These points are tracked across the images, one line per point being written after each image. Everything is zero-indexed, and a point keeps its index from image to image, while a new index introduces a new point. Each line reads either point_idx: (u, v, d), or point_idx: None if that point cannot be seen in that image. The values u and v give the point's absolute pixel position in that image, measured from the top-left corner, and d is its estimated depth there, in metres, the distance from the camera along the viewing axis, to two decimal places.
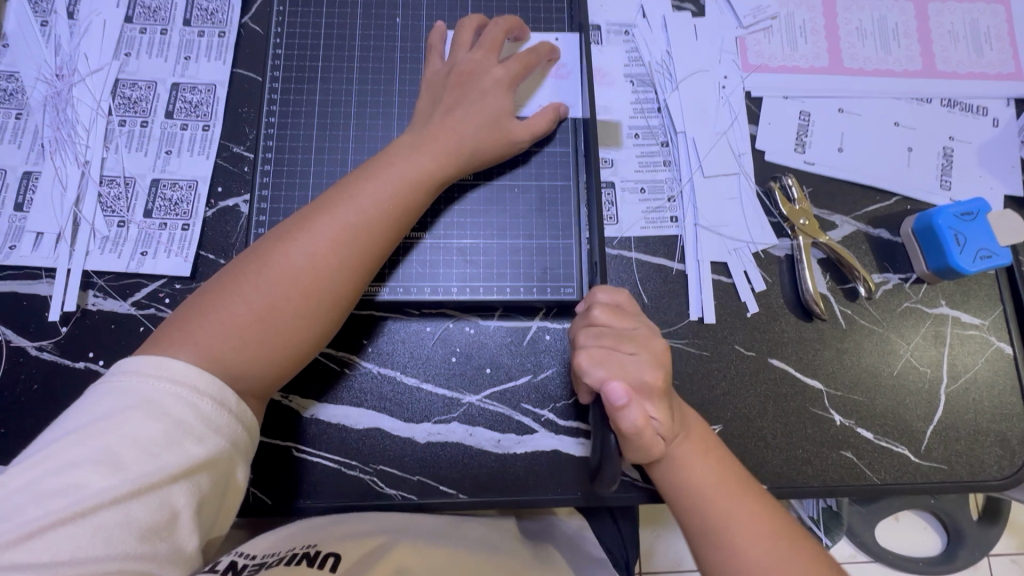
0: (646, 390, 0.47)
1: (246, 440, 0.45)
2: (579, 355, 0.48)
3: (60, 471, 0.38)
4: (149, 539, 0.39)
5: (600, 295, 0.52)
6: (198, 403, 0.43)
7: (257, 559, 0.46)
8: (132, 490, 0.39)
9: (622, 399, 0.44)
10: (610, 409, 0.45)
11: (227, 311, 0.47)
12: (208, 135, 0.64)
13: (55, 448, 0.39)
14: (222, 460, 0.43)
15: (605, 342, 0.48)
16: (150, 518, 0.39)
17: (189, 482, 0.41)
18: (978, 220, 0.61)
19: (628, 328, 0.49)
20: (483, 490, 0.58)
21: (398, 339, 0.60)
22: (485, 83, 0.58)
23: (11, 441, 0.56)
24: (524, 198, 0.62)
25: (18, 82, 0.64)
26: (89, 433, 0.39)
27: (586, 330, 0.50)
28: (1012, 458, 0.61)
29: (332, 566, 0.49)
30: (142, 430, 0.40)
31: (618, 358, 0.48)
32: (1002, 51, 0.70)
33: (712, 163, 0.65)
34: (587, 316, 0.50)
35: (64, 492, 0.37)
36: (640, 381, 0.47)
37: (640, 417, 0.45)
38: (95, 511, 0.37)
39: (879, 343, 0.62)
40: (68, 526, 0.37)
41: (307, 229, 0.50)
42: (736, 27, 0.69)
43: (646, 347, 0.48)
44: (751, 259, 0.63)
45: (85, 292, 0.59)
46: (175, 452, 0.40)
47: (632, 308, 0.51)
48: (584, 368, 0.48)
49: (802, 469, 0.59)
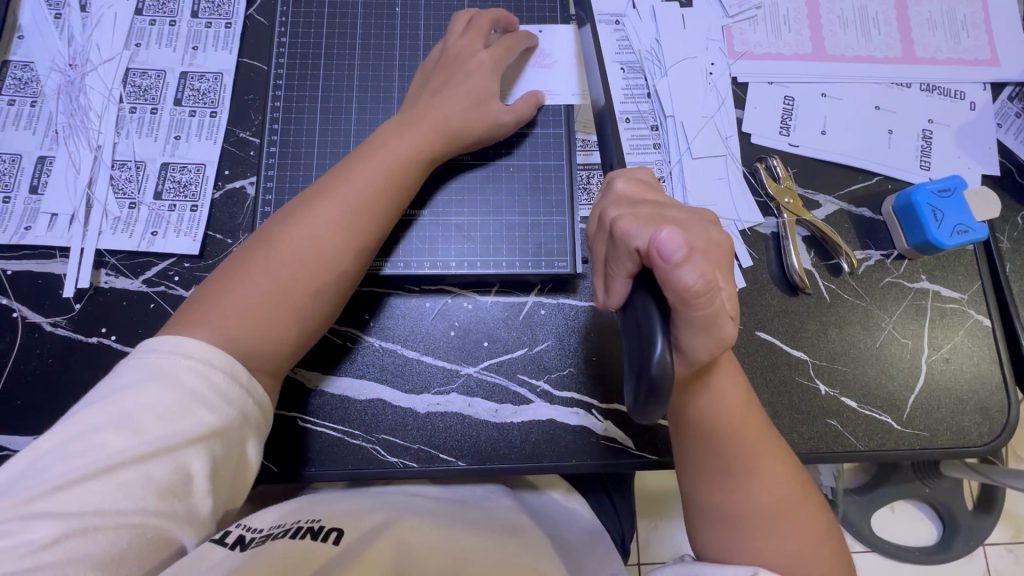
0: (706, 250, 0.39)
1: (257, 413, 0.48)
2: (621, 221, 0.41)
3: (85, 434, 0.40)
4: (167, 497, 0.41)
5: (617, 172, 0.48)
6: (210, 375, 0.45)
7: (264, 532, 0.47)
8: (151, 451, 0.41)
9: (680, 252, 0.37)
10: (666, 268, 0.37)
11: (237, 294, 0.49)
12: (215, 120, 0.66)
13: (80, 415, 0.41)
14: (233, 429, 0.45)
15: (645, 209, 0.43)
16: (167, 478, 0.41)
17: (203, 448, 0.43)
18: (954, 196, 0.63)
19: (655, 200, 0.46)
20: (481, 459, 0.60)
21: (398, 313, 0.63)
22: (471, 66, 0.61)
23: (27, 413, 0.58)
24: (519, 177, 0.65)
25: (33, 72, 0.67)
26: (110, 402, 0.42)
27: (614, 202, 0.45)
28: (991, 425, 0.63)
29: (335, 539, 0.48)
30: (158, 398, 0.42)
31: (664, 219, 0.41)
32: (978, 38, 0.73)
33: (700, 146, 0.68)
34: (610, 190, 0.46)
35: (88, 452, 0.40)
36: (702, 239, 0.40)
37: (703, 272, 0.37)
38: (117, 469, 0.40)
39: (862, 317, 0.65)
40: (93, 481, 0.39)
41: (309, 212, 0.53)
42: (722, 16, 0.72)
43: (692, 214, 0.43)
44: (739, 237, 0.66)
45: (98, 270, 0.62)
46: (189, 419, 0.42)
47: (656, 185, 0.48)
48: (630, 231, 0.40)
49: (789, 437, 0.61)
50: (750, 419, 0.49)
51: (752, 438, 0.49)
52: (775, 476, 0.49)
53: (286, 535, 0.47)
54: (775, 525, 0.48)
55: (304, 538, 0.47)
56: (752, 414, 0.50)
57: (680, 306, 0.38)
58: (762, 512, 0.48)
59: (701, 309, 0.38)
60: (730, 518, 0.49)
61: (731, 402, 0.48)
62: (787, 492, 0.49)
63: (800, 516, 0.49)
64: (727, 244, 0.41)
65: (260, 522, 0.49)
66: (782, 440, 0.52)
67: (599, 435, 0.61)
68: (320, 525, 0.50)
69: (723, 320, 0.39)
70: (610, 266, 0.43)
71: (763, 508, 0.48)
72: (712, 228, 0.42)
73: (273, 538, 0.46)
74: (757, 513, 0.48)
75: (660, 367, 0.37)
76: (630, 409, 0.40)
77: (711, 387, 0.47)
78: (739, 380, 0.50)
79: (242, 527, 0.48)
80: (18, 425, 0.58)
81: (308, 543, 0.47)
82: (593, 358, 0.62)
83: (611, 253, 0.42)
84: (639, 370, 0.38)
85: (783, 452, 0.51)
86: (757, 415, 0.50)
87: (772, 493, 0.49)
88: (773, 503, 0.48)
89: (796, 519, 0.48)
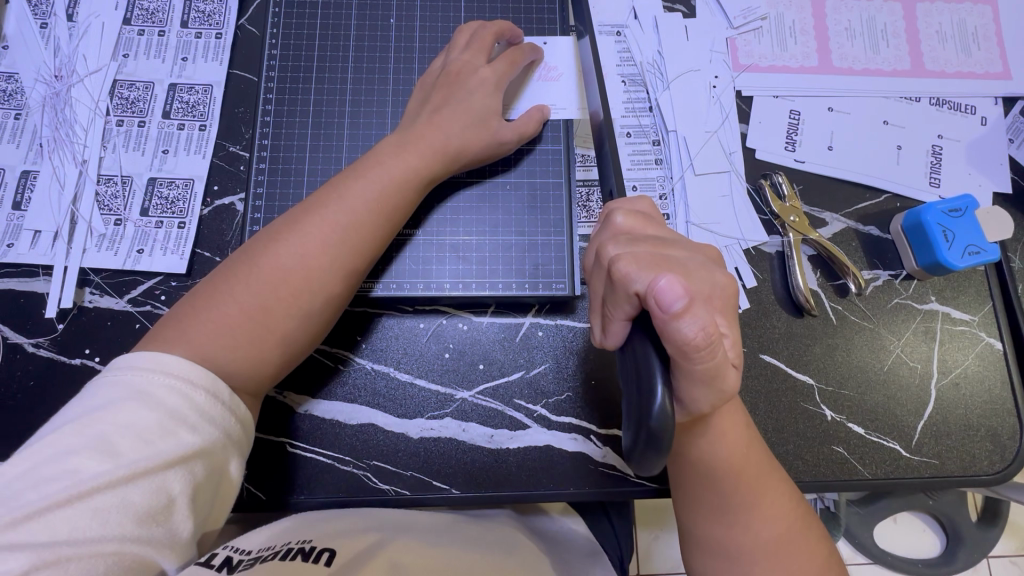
0: (708, 297, 0.40)
1: (240, 433, 0.46)
2: (620, 260, 0.40)
3: (56, 458, 0.38)
4: (146, 523, 0.39)
5: (617, 204, 0.47)
6: (191, 394, 0.43)
7: (252, 554, 0.44)
8: (128, 475, 0.39)
9: (680, 303, 0.36)
10: (664, 318, 0.37)
11: (218, 313, 0.47)
12: (204, 134, 0.65)
13: (50, 438, 0.39)
14: (215, 449, 0.43)
15: (644, 248, 0.42)
16: (146, 503, 0.39)
17: (184, 470, 0.41)
18: (965, 216, 0.61)
19: (656, 235, 0.45)
20: (476, 486, 0.58)
21: (391, 335, 0.61)
22: (473, 82, 0.59)
23: (7, 438, 0.57)
24: (517, 195, 0.63)
25: (18, 83, 0.65)
26: (84, 423, 0.39)
27: (617, 237, 0.44)
28: (1002, 453, 0.61)
29: (326, 560, 0.46)
30: (136, 419, 0.40)
31: (666, 261, 0.41)
32: (989, 51, 0.71)
33: (703, 162, 0.66)
34: (610, 224, 0.45)
35: (60, 477, 0.37)
36: (705, 285, 0.40)
37: (704, 324, 0.36)
38: (91, 495, 0.37)
39: (869, 339, 0.63)
40: (65, 508, 0.37)
41: (297, 230, 0.51)
42: (727, 27, 0.70)
43: (693, 254, 0.43)
44: (742, 256, 0.64)
45: (82, 289, 0.60)
46: (169, 440, 0.40)
47: (657, 218, 0.47)
48: (630, 275, 0.39)
49: (793, 464, 0.59)
50: (751, 449, 0.48)
51: (753, 468, 0.47)
52: (776, 508, 0.47)
53: (277, 557, 0.44)
54: (780, 560, 0.46)
55: (293, 560, 0.45)
56: (751, 444, 0.48)
57: (680, 358, 0.37)
58: (763, 546, 0.46)
59: (702, 360, 0.37)
60: (729, 552, 0.47)
61: (732, 434, 0.47)
62: (791, 525, 0.47)
63: (805, 550, 0.46)
64: (729, 289, 0.42)
65: (249, 543, 0.46)
66: (783, 471, 0.51)
67: (597, 462, 0.59)
68: (312, 546, 0.47)
69: (724, 370, 0.39)
70: (609, 307, 0.42)
71: (765, 542, 0.46)
72: (714, 271, 0.42)
73: (263, 560, 0.43)
74: (759, 546, 0.46)
75: (661, 419, 0.35)
76: (627, 458, 0.39)
77: (714, 420, 0.46)
78: (737, 411, 0.49)
79: (231, 548, 0.44)
80: None
81: (298, 565, 0.44)
82: (592, 382, 0.60)
83: (610, 294, 0.41)
84: (637, 424, 0.36)
85: (785, 483, 0.49)
86: (757, 446, 0.49)
87: (775, 525, 0.47)
88: (775, 537, 0.46)
89: (800, 553, 0.46)
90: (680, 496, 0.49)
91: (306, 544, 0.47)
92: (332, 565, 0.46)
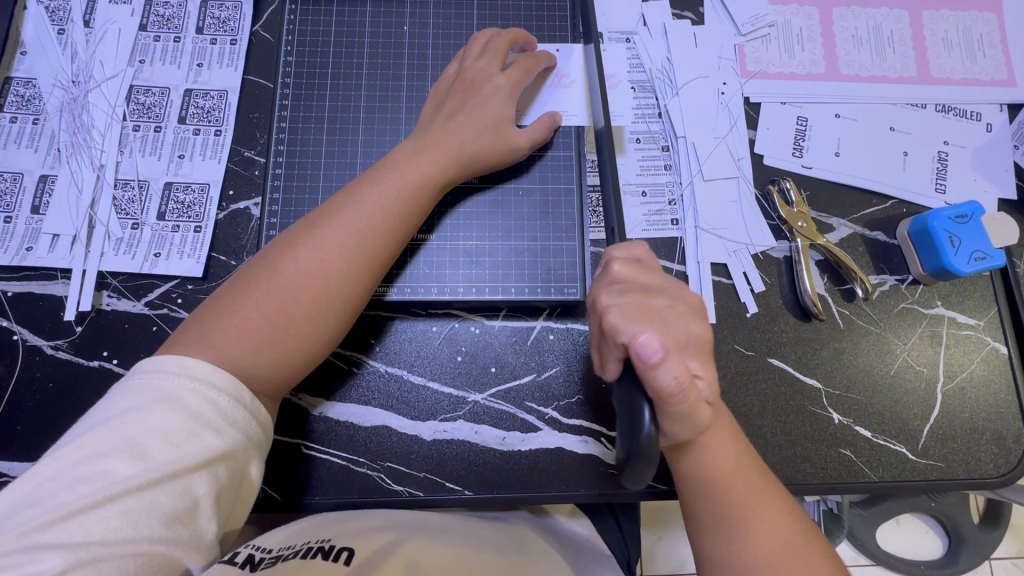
0: (685, 345, 0.42)
1: (261, 435, 0.46)
2: (608, 313, 0.43)
3: (87, 460, 0.39)
4: (173, 524, 0.40)
5: (615, 251, 0.49)
6: (214, 398, 0.44)
7: (273, 553, 0.45)
8: (156, 477, 0.40)
9: (657, 355, 0.39)
10: (643, 368, 0.39)
11: (239, 317, 0.48)
12: (219, 139, 0.65)
13: (80, 440, 0.40)
14: (238, 452, 0.44)
15: (633, 297, 0.44)
16: (172, 504, 0.40)
17: (208, 472, 0.42)
18: (972, 222, 0.62)
19: (649, 282, 0.46)
20: (489, 487, 0.59)
21: (405, 338, 0.62)
22: (487, 89, 0.60)
23: (27, 438, 0.57)
24: (529, 200, 0.64)
25: (35, 89, 0.66)
26: (112, 426, 0.40)
27: (609, 286, 0.46)
28: (1007, 456, 0.62)
29: (346, 559, 0.47)
30: (162, 422, 0.41)
31: (651, 311, 0.43)
32: (995, 58, 0.71)
33: (712, 168, 0.67)
34: (608, 272, 0.47)
35: (91, 479, 0.38)
36: (683, 335, 0.42)
37: (678, 374, 0.39)
38: (121, 497, 0.38)
39: (876, 343, 0.64)
40: (98, 510, 0.38)
41: (314, 234, 0.51)
42: (735, 34, 0.71)
43: (677, 303, 0.44)
44: (750, 261, 0.65)
45: (100, 292, 0.61)
46: (194, 443, 0.41)
47: (652, 262, 0.48)
48: (616, 326, 0.42)
49: (801, 467, 0.60)
50: (741, 470, 0.49)
51: (740, 488, 0.48)
52: (782, 513, 0.48)
53: (297, 556, 0.45)
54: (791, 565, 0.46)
55: (313, 559, 0.45)
56: (745, 467, 0.49)
57: (660, 404, 0.40)
58: (774, 551, 0.46)
59: (677, 404, 0.40)
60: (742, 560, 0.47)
61: (720, 452, 0.49)
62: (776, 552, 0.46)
63: (815, 556, 0.47)
64: (708, 335, 0.44)
65: (270, 542, 0.47)
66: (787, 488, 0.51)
67: (608, 464, 0.60)
68: (331, 545, 0.48)
69: (699, 408, 0.41)
70: (602, 348, 0.45)
71: (774, 546, 0.46)
72: (693, 320, 0.44)
73: (283, 560, 0.44)
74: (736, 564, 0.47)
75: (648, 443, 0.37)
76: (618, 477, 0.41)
77: (702, 439, 0.49)
78: (734, 433, 0.51)
79: (252, 547, 0.45)
80: (17, 450, 0.57)
81: (319, 563, 0.45)
82: (602, 386, 0.61)
83: (602, 339, 0.44)
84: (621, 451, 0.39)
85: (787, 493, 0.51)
86: (758, 460, 0.51)
87: (768, 541, 0.47)
88: (784, 541, 0.47)
89: (810, 559, 0.46)
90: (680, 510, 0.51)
91: (325, 543, 0.47)
92: (351, 564, 0.47)
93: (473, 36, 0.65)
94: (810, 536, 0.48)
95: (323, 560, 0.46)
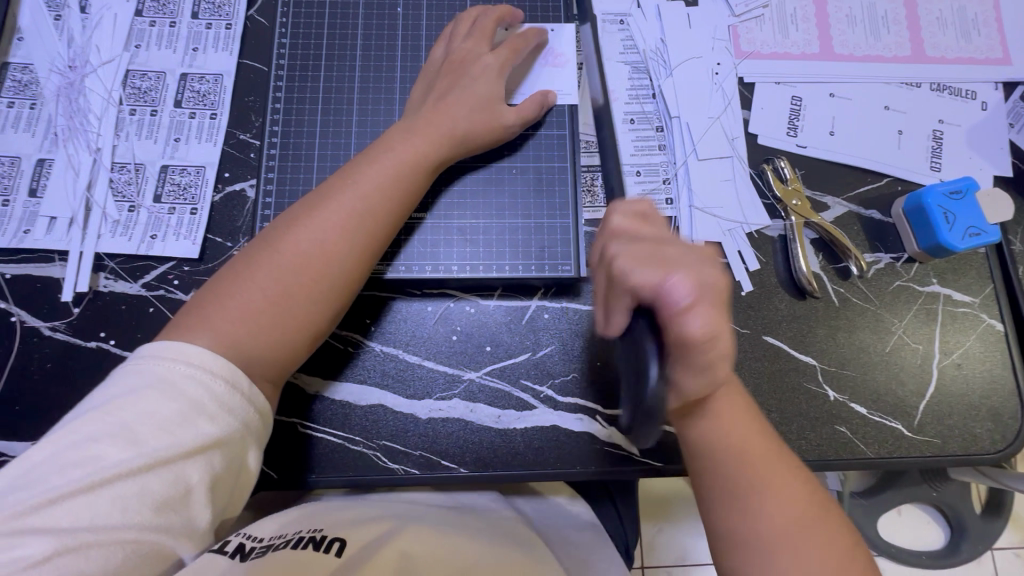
0: (708, 290, 0.39)
1: (259, 422, 0.46)
2: (618, 259, 0.42)
3: (81, 445, 0.39)
4: (164, 511, 0.40)
5: (618, 207, 0.48)
6: (210, 384, 0.44)
7: (264, 542, 0.46)
8: (149, 463, 0.40)
9: (686, 298, 0.37)
10: (670, 313, 0.38)
11: (239, 300, 0.49)
12: (215, 122, 0.66)
13: (76, 424, 0.40)
14: (234, 440, 0.44)
15: (642, 246, 0.43)
16: (164, 492, 0.40)
17: (202, 459, 0.42)
18: (966, 198, 0.62)
19: (652, 233, 0.46)
20: (484, 465, 0.59)
21: (400, 318, 0.62)
22: (475, 70, 0.60)
23: (24, 418, 0.58)
24: (523, 179, 0.64)
25: (32, 74, 0.66)
26: (108, 411, 0.41)
27: (609, 238, 0.46)
28: (1004, 433, 0.62)
29: (336, 551, 0.47)
30: (157, 408, 0.41)
31: (662, 258, 0.41)
32: (989, 37, 0.71)
33: (706, 148, 0.67)
34: (609, 226, 0.47)
35: (82, 463, 0.39)
36: (702, 280, 0.39)
37: (708, 322, 0.37)
38: (112, 482, 0.39)
39: (872, 321, 0.64)
40: (88, 495, 0.38)
41: (313, 217, 0.52)
42: (729, 15, 0.71)
43: (689, 252, 0.42)
44: (745, 240, 0.65)
45: (97, 274, 0.61)
46: (189, 430, 0.41)
47: (655, 219, 0.48)
48: (628, 270, 0.41)
49: (796, 443, 0.60)
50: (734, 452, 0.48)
51: (726, 479, 0.48)
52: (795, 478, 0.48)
53: (288, 547, 0.46)
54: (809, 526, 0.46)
55: (304, 549, 0.46)
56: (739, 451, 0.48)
57: (681, 354, 0.38)
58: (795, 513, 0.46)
59: (703, 355, 0.38)
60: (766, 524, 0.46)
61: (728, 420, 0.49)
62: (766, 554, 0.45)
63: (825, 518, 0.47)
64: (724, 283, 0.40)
65: (262, 530, 0.48)
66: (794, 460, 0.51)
67: (603, 441, 0.60)
68: (323, 535, 0.49)
69: (721, 363, 0.39)
70: (611, 300, 0.44)
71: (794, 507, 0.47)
72: (711, 267, 0.41)
73: (273, 550, 0.45)
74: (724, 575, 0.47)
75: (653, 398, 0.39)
76: (628, 435, 0.43)
77: (696, 418, 0.49)
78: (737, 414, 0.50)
79: (245, 535, 0.46)
80: (14, 431, 0.58)
81: (304, 552, 0.45)
82: (597, 363, 0.61)
83: (611, 289, 0.43)
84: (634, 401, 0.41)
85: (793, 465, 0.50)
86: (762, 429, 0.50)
87: (787, 507, 0.47)
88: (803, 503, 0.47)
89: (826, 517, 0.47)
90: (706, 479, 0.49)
91: (317, 533, 0.48)
92: (341, 556, 0.47)
93: (461, 16, 0.65)
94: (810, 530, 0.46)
95: (314, 551, 0.46)
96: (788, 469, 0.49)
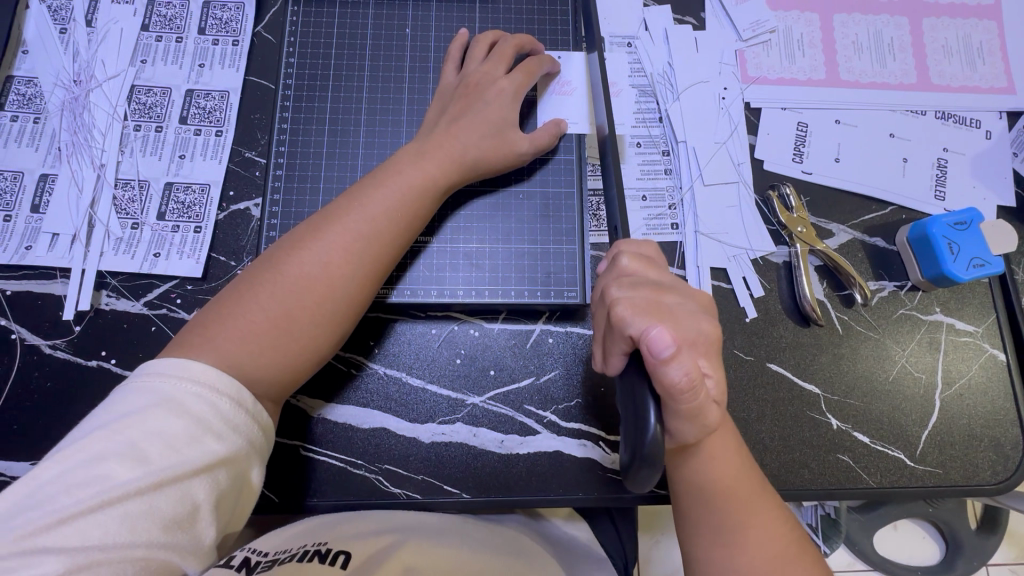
0: (693, 342, 0.42)
1: (262, 439, 0.46)
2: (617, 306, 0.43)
3: (87, 464, 0.38)
4: (172, 529, 0.39)
5: (626, 246, 0.49)
6: (216, 402, 0.43)
7: (270, 556, 0.44)
8: (156, 482, 0.38)
9: (666, 351, 0.39)
10: (652, 362, 0.40)
11: (243, 319, 0.48)
12: (220, 140, 0.65)
13: (81, 443, 0.39)
14: (239, 457, 0.43)
15: (643, 293, 0.44)
16: (171, 510, 0.39)
17: (209, 477, 0.41)
18: (971, 229, 0.62)
19: (657, 278, 0.46)
20: (486, 490, 0.58)
21: (404, 340, 0.62)
22: (490, 94, 0.60)
23: (22, 438, 0.57)
24: (529, 204, 0.64)
25: (37, 88, 0.66)
26: (112, 429, 0.39)
27: (615, 279, 0.47)
28: (1005, 462, 0.62)
29: (342, 563, 0.46)
30: (163, 425, 0.40)
31: (660, 308, 0.43)
32: (994, 66, 0.72)
33: (712, 173, 0.67)
34: (615, 267, 0.47)
35: (92, 482, 0.37)
36: (691, 333, 0.42)
37: (688, 370, 0.39)
38: (121, 500, 0.37)
39: (874, 348, 0.64)
40: (97, 513, 0.37)
41: (318, 238, 0.51)
42: (736, 40, 0.71)
43: (687, 300, 0.45)
44: (750, 266, 0.65)
45: (99, 292, 0.61)
46: (196, 448, 0.40)
47: (660, 261, 0.49)
48: (624, 320, 0.42)
49: (800, 473, 0.60)
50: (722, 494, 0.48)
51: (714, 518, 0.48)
52: (778, 517, 0.48)
53: (293, 560, 0.45)
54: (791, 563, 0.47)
55: (310, 563, 0.45)
56: (727, 491, 0.48)
57: (667, 399, 0.40)
58: (777, 555, 0.47)
59: (686, 402, 0.40)
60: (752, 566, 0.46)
61: (719, 461, 0.48)
62: None
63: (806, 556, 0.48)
64: (716, 334, 0.44)
65: (267, 544, 0.46)
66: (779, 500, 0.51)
67: (606, 467, 0.60)
68: (327, 549, 0.48)
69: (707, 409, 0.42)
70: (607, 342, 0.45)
71: (777, 549, 0.47)
72: (703, 319, 0.44)
73: (279, 564, 0.44)
74: None
75: (653, 446, 0.37)
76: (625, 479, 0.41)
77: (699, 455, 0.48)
78: (729, 454, 0.49)
79: (249, 550, 0.45)
80: (13, 450, 0.57)
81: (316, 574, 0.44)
82: (601, 390, 0.61)
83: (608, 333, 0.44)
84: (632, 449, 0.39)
85: (776, 503, 0.50)
86: (751, 467, 0.50)
87: (770, 547, 0.47)
88: (785, 544, 0.47)
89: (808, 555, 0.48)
90: (694, 518, 0.49)
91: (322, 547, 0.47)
92: (348, 567, 0.46)
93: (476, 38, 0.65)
94: (788, 570, 0.46)
95: (319, 564, 0.45)
96: (773, 507, 0.49)
